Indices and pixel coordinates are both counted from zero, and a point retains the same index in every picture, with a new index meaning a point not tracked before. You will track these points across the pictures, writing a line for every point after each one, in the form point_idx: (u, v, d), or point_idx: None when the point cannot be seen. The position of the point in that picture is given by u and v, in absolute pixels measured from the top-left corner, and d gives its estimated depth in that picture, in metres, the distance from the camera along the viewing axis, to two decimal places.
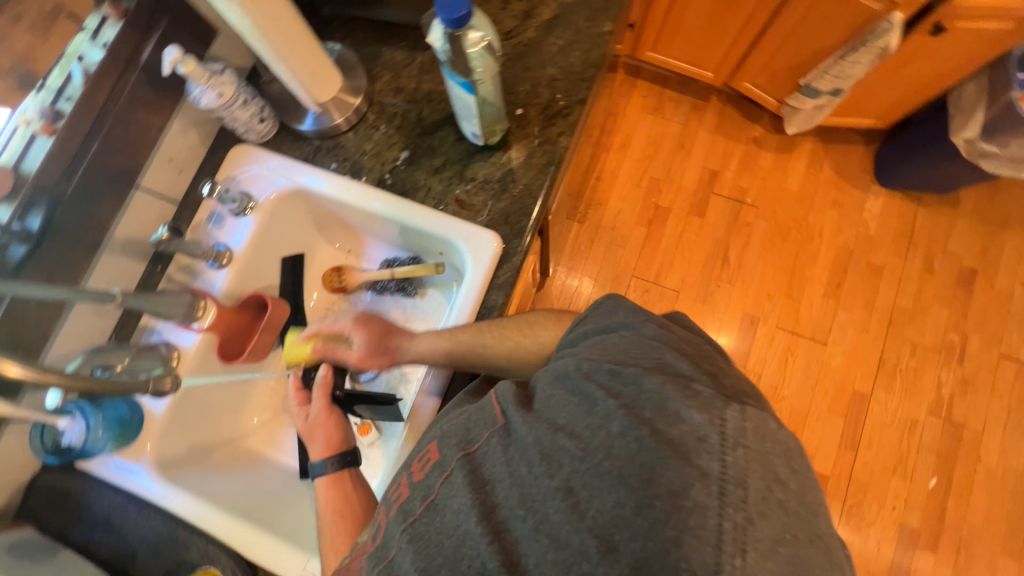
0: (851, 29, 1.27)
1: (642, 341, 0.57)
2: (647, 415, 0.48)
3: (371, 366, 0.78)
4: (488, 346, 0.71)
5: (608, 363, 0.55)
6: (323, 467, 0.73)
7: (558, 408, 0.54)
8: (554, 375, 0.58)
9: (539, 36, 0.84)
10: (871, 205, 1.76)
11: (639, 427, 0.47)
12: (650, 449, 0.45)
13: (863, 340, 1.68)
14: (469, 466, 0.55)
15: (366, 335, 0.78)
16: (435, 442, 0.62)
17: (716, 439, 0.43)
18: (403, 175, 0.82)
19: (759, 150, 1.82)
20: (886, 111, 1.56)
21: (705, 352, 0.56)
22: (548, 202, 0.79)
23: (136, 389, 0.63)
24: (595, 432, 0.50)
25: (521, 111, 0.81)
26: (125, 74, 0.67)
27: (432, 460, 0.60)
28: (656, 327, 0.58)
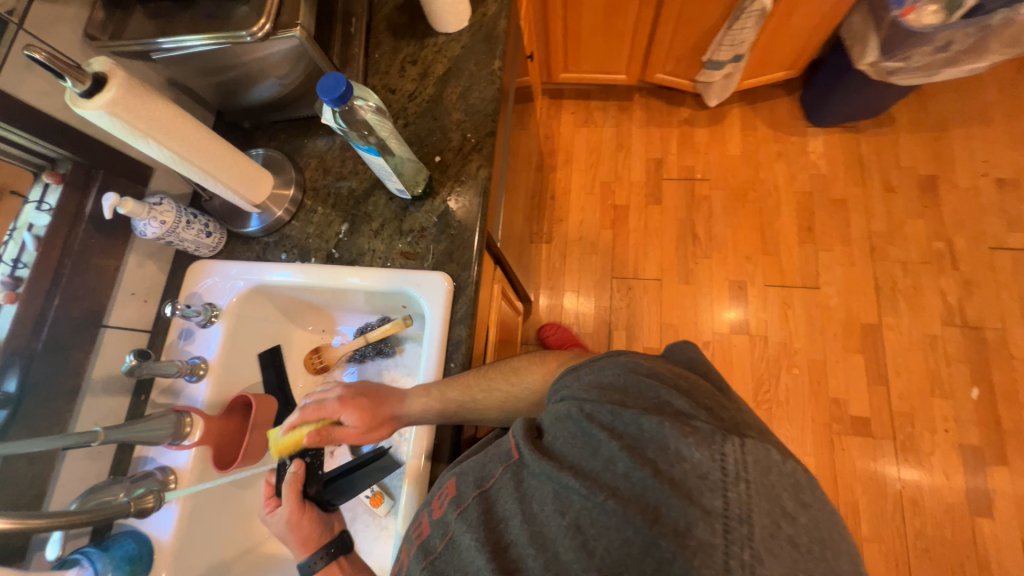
0: (728, 4, 1.37)
1: (639, 381, 0.56)
2: (653, 457, 0.49)
3: (371, 440, 0.77)
4: (479, 401, 0.72)
5: (609, 402, 0.55)
6: (311, 564, 0.70)
7: (566, 449, 0.56)
8: (556, 417, 0.59)
9: (439, 89, 0.92)
10: (814, 146, 1.82)
11: (641, 468, 0.49)
12: (657, 480, 0.48)
13: (854, 273, 1.67)
14: (484, 504, 0.59)
15: (356, 414, 0.77)
16: (453, 480, 0.66)
17: (718, 470, 0.45)
18: (348, 245, 0.86)
19: (692, 128, 1.91)
20: (793, 60, 1.64)
21: (708, 391, 0.56)
22: (485, 229, 0.83)
23: (118, 514, 0.67)
24: (601, 472, 0.52)
25: (438, 159, 0.87)
26: (74, 229, 0.73)
27: (449, 496, 0.64)
28: (648, 369, 0.57)
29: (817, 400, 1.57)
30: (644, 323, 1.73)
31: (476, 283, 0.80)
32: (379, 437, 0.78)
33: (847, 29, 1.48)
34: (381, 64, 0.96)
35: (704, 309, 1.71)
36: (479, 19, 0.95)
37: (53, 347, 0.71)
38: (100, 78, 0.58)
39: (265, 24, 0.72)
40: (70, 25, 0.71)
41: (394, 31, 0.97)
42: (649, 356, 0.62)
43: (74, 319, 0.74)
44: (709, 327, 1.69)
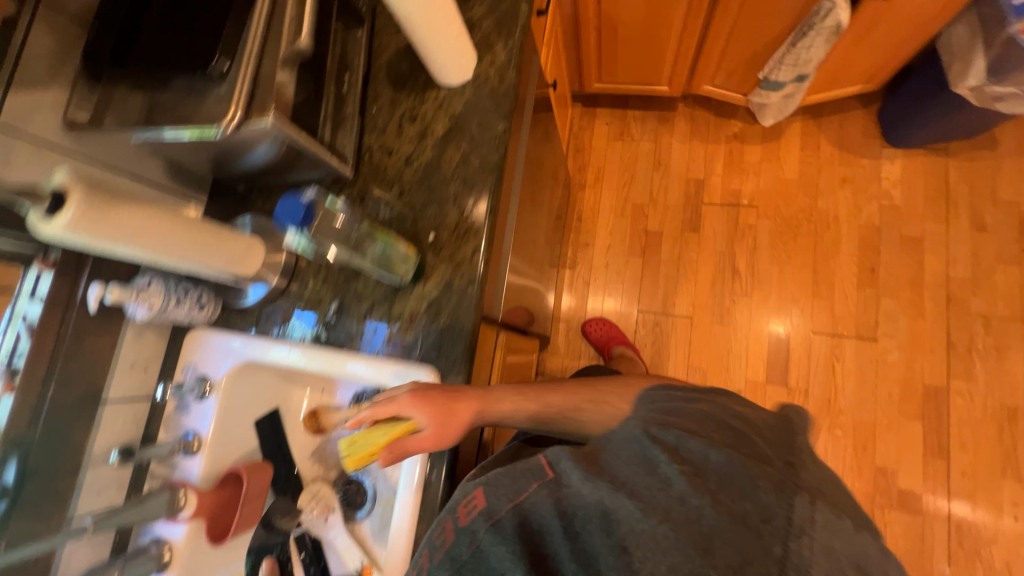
0: (792, 17, 1.16)
1: (703, 421, 0.61)
2: (718, 488, 0.52)
3: (448, 440, 0.66)
4: (583, 411, 0.69)
5: (676, 431, 0.58)
6: None
7: (623, 467, 0.55)
8: (623, 438, 0.60)
9: (437, 154, 0.83)
10: (889, 171, 1.56)
11: (701, 496, 0.50)
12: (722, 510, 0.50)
13: (922, 326, 1.45)
14: (519, 518, 0.54)
15: (429, 413, 0.66)
16: (481, 488, 0.58)
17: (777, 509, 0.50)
18: (336, 326, 0.81)
19: (743, 145, 1.69)
20: (873, 73, 1.38)
21: (776, 443, 0.60)
22: (478, 321, 0.75)
23: None
24: (653, 493, 0.52)
25: (432, 236, 0.80)
26: (67, 314, 0.74)
27: (478, 507, 0.56)
28: (702, 407, 0.64)
29: (859, 468, 1.41)
30: (668, 365, 1.61)
31: (465, 381, 0.74)
32: (458, 434, 0.67)
33: (945, 42, 1.21)
34: (379, 121, 0.88)
35: (738, 354, 1.56)
36: (485, 70, 0.84)
37: (51, 432, 0.73)
38: (60, 193, 0.55)
39: (236, 112, 0.64)
40: (52, 111, 0.68)
41: (395, 80, 0.88)
42: (705, 393, 0.69)
43: (71, 402, 0.75)
44: (741, 375, 1.54)
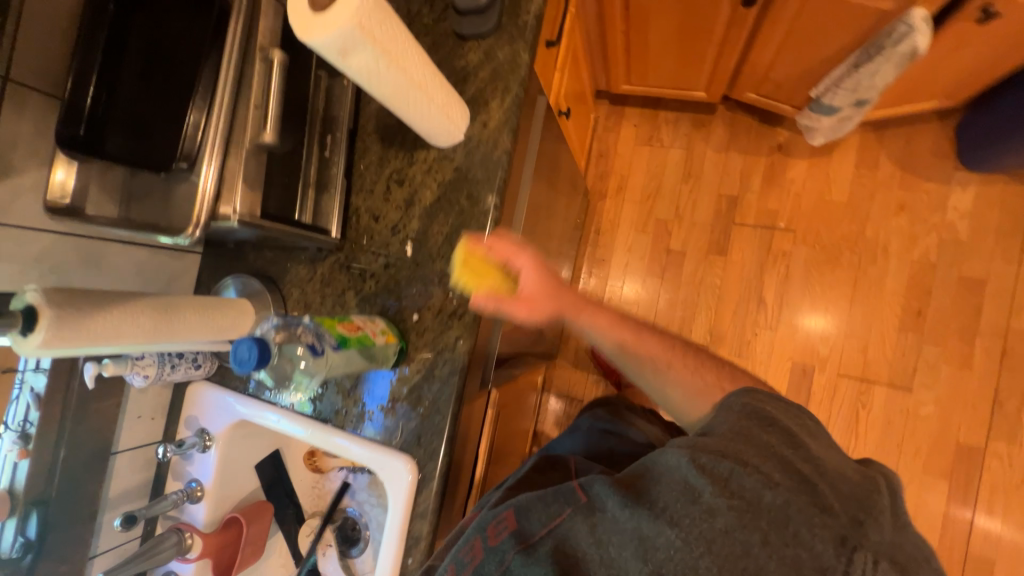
0: (858, 35, 0.98)
1: (770, 451, 0.53)
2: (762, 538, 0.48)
3: (536, 314, 0.70)
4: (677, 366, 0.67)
5: (728, 459, 0.52)
6: None
7: (664, 490, 0.52)
8: (663, 459, 0.55)
9: (424, 226, 0.78)
10: (957, 200, 1.37)
11: (750, 533, 0.48)
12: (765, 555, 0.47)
13: (966, 380, 1.33)
14: (554, 543, 0.56)
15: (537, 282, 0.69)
16: (512, 510, 0.61)
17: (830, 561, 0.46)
18: (322, 398, 0.82)
19: (787, 159, 1.51)
20: (954, 91, 1.16)
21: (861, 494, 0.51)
22: (459, 413, 0.74)
23: None
24: (696, 523, 0.50)
25: (416, 317, 0.77)
26: (71, 382, 0.77)
27: (509, 529, 0.59)
28: (770, 434, 0.55)
29: None
30: None
31: (442, 471, 0.74)
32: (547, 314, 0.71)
33: None
34: (366, 180, 0.82)
35: None
36: (478, 130, 0.76)
37: (67, 487, 0.79)
38: (31, 311, 0.56)
39: (200, 213, 0.61)
40: (32, 194, 0.68)
41: (383, 134, 0.81)
42: (789, 418, 0.58)
43: (81, 459, 0.80)
44: None
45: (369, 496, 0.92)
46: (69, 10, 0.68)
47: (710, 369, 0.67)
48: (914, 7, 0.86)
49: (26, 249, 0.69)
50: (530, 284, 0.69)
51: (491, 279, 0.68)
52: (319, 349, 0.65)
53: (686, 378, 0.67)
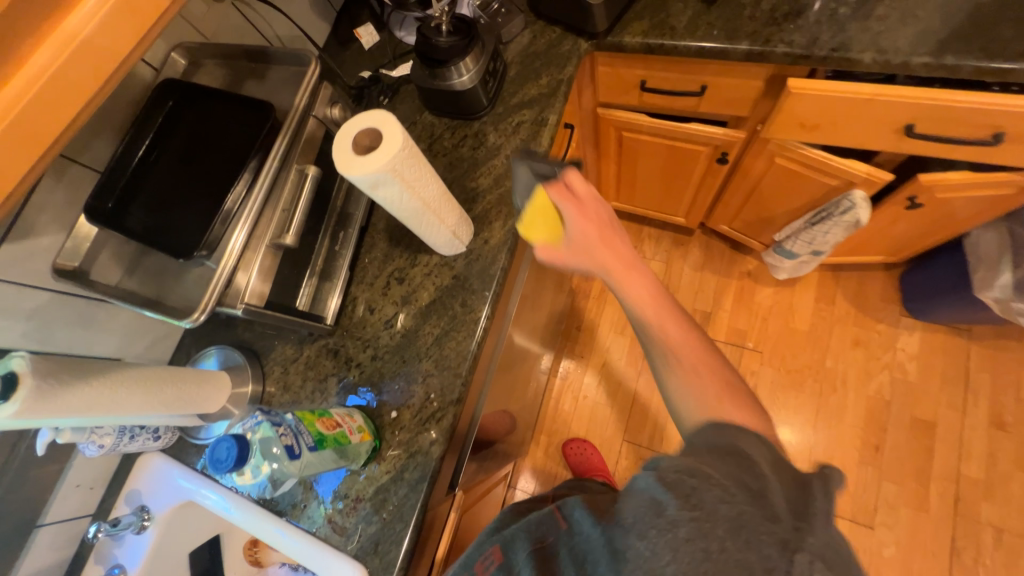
0: (811, 201, 1.14)
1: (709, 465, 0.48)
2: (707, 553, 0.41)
3: (562, 256, 0.71)
4: (694, 365, 0.64)
5: (687, 470, 0.47)
6: None
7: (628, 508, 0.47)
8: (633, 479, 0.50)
9: (416, 324, 0.82)
10: (906, 343, 1.50)
11: (708, 539, 0.41)
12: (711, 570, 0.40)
13: (924, 523, 1.35)
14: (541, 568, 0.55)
15: (581, 229, 0.70)
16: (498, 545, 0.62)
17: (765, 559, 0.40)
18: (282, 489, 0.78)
19: (756, 285, 1.64)
20: (899, 249, 1.31)
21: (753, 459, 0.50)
22: (421, 522, 0.72)
23: None
24: (659, 532, 0.43)
25: (394, 414, 0.77)
26: (18, 444, 0.73)
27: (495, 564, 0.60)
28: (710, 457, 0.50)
29: None
30: None
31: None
32: (580, 259, 0.71)
33: (972, 243, 1.17)
34: (368, 273, 0.87)
35: None
36: (479, 245, 0.84)
37: None
38: (11, 378, 0.55)
39: (208, 302, 0.64)
40: (45, 254, 0.70)
41: (391, 234, 0.88)
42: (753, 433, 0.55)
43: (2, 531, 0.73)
44: None
45: None
46: (134, 100, 0.77)
47: (715, 374, 0.63)
48: (855, 187, 1.03)
49: (20, 305, 0.69)
50: (577, 229, 0.70)
51: (549, 220, 0.71)
52: (296, 452, 0.63)
53: (700, 378, 0.63)
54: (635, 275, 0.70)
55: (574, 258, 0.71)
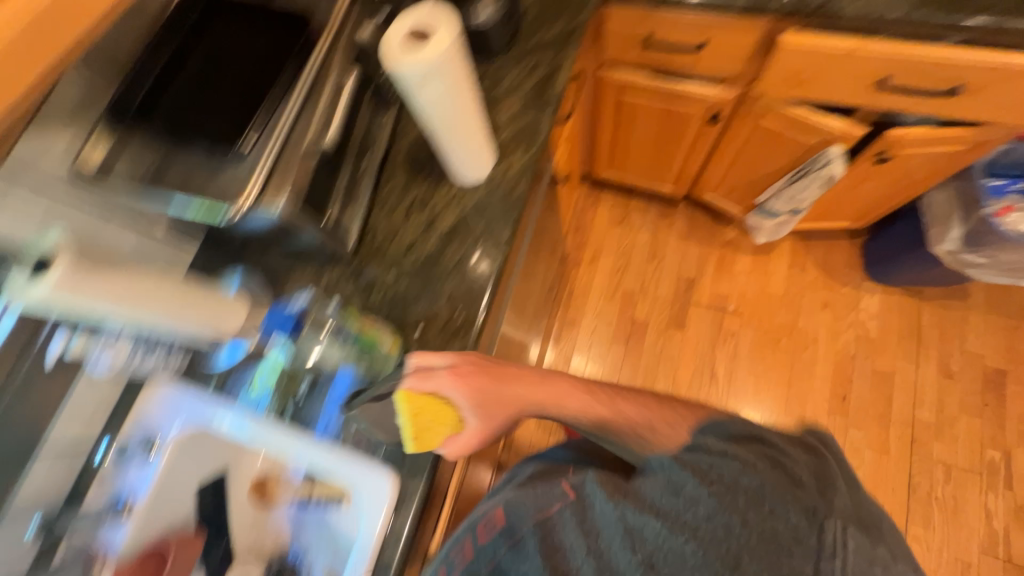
0: (792, 160, 1.24)
1: (725, 450, 0.59)
2: (734, 517, 0.53)
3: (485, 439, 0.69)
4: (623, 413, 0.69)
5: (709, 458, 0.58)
6: None
7: (653, 491, 0.57)
8: (654, 465, 0.60)
9: (439, 247, 0.84)
10: (867, 304, 1.65)
11: (730, 514, 0.53)
12: (739, 529, 0.52)
13: (886, 463, 1.48)
14: (543, 532, 0.59)
15: (472, 402, 0.68)
16: (501, 508, 0.65)
17: (776, 516, 0.52)
18: (303, 409, 0.79)
19: (736, 253, 1.76)
20: (862, 214, 1.45)
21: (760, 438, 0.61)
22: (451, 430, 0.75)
23: None
24: (682, 511, 0.54)
25: (420, 330, 0.80)
26: (20, 361, 0.70)
27: (497, 526, 0.62)
28: (724, 440, 0.60)
29: None
30: None
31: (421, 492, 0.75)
32: (502, 421, 0.70)
33: (924, 204, 1.35)
34: (389, 201, 0.88)
35: None
36: (500, 173, 0.87)
37: None
38: (47, 254, 0.56)
39: (245, 200, 0.64)
40: (58, 157, 0.68)
41: (411, 164, 0.90)
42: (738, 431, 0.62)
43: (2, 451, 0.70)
44: None
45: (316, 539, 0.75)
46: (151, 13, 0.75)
47: (646, 406, 0.70)
48: (834, 143, 1.13)
49: None
50: (476, 419, 0.68)
51: (442, 418, 0.67)
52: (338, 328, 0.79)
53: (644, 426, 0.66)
54: (563, 393, 0.72)
55: (469, 443, 0.69)
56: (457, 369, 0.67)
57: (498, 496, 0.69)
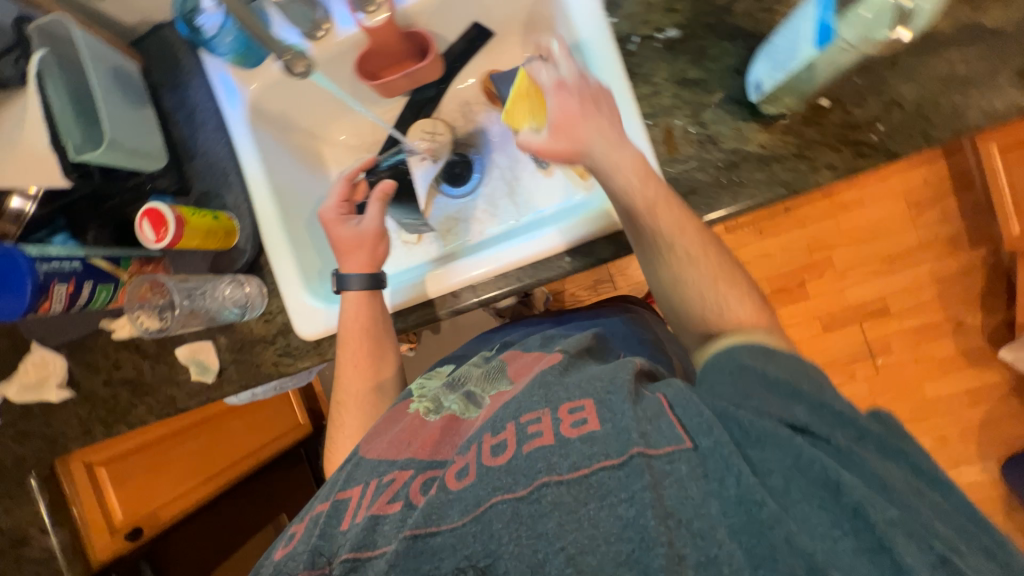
0: None
1: (752, 371, 0.52)
2: (787, 459, 0.45)
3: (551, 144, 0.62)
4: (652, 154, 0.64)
5: (811, 421, 0.48)
6: (351, 281, 0.73)
7: (764, 466, 0.45)
8: (759, 438, 0.46)
9: (948, 39, 0.58)
10: (965, 475, 1.53)
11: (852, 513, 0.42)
12: (802, 477, 0.44)
13: None
14: (648, 470, 0.45)
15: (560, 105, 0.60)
16: (592, 401, 0.53)
17: (823, 454, 0.45)
18: (648, 54, 0.65)
19: (946, 335, 1.52)
20: None
21: (773, 348, 0.54)
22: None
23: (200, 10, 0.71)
24: (802, 510, 0.43)
25: (823, 103, 0.60)
26: None
27: (588, 424, 0.50)
28: (755, 356, 0.54)
29: None
30: None
31: (644, 234, 0.62)
32: (567, 137, 0.61)
33: None
34: None
35: None
36: None
37: None
38: None
39: None
40: None
41: None
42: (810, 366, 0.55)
43: None
44: None
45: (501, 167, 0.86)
46: None
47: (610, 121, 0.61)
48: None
49: None
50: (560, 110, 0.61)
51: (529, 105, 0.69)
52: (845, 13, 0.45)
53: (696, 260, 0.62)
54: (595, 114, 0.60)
55: (546, 154, 0.61)
56: (565, 83, 0.61)
57: (575, 381, 0.57)
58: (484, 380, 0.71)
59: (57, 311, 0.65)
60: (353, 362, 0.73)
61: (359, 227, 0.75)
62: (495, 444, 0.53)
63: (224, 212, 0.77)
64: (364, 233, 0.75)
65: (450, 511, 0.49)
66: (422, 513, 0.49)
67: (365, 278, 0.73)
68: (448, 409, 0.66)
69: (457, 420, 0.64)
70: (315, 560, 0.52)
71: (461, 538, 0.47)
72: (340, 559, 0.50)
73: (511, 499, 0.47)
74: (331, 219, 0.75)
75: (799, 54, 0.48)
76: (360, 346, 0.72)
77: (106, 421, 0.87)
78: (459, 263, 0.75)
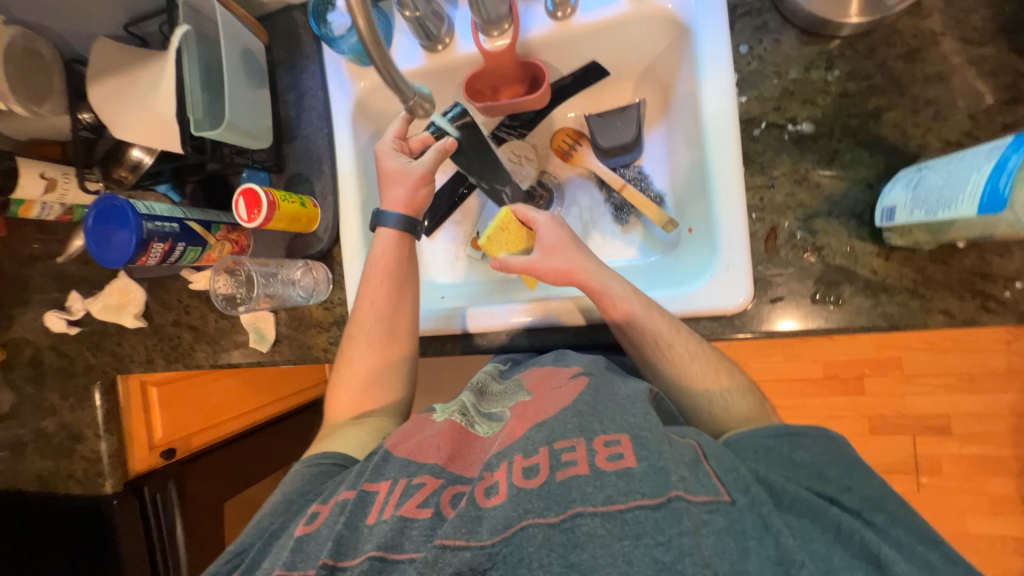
0: None
1: (777, 454, 0.51)
2: (824, 530, 0.45)
3: (553, 260, 0.67)
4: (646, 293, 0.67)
5: (845, 490, 0.48)
6: (394, 220, 0.71)
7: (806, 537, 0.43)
8: (791, 512, 0.46)
9: None
10: None
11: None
12: (843, 549, 0.44)
13: None
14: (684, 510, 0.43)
15: (556, 231, 0.69)
16: (626, 436, 0.49)
17: (860, 525, 0.45)
18: (772, 145, 0.60)
19: (1009, 473, 1.38)
20: None
21: (795, 431, 0.53)
22: (765, 339, 0.62)
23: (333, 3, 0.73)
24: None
25: (962, 244, 0.54)
26: None
27: (624, 454, 0.47)
28: (778, 439, 0.52)
29: None
30: None
31: (642, 335, 0.62)
32: (561, 260, 0.67)
33: None
34: None
35: None
36: None
37: None
38: None
39: None
40: None
41: None
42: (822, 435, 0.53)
43: None
44: None
45: (573, 216, 0.84)
46: None
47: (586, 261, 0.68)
48: None
49: None
50: (552, 234, 0.69)
51: (518, 237, 0.72)
52: None
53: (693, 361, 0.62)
54: (574, 248, 0.68)
55: (548, 272, 0.67)
56: (556, 219, 0.71)
57: (608, 411, 0.53)
58: (500, 398, 0.64)
59: (152, 263, 0.71)
60: (367, 343, 0.71)
61: (406, 165, 0.71)
62: (526, 466, 0.49)
63: (311, 197, 0.79)
64: (411, 172, 0.71)
65: (480, 528, 0.46)
66: (453, 524, 0.46)
67: (404, 218, 0.71)
68: (468, 425, 0.60)
69: (471, 434, 0.59)
70: (337, 548, 0.49)
71: (489, 557, 0.44)
72: (365, 555, 0.47)
73: (544, 523, 0.44)
74: (384, 151, 0.71)
75: (949, 210, 0.43)
76: (375, 321, 0.71)
77: (168, 357, 0.95)
78: (497, 307, 0.75)
